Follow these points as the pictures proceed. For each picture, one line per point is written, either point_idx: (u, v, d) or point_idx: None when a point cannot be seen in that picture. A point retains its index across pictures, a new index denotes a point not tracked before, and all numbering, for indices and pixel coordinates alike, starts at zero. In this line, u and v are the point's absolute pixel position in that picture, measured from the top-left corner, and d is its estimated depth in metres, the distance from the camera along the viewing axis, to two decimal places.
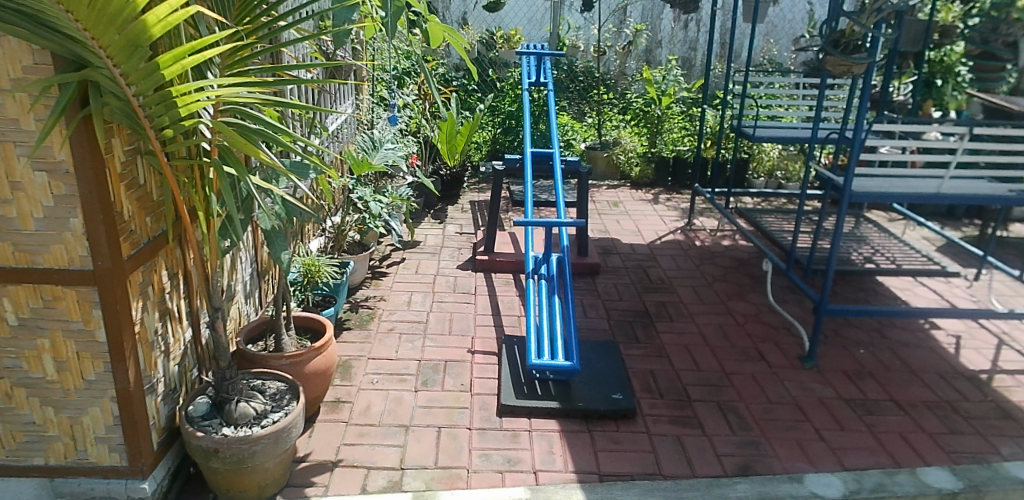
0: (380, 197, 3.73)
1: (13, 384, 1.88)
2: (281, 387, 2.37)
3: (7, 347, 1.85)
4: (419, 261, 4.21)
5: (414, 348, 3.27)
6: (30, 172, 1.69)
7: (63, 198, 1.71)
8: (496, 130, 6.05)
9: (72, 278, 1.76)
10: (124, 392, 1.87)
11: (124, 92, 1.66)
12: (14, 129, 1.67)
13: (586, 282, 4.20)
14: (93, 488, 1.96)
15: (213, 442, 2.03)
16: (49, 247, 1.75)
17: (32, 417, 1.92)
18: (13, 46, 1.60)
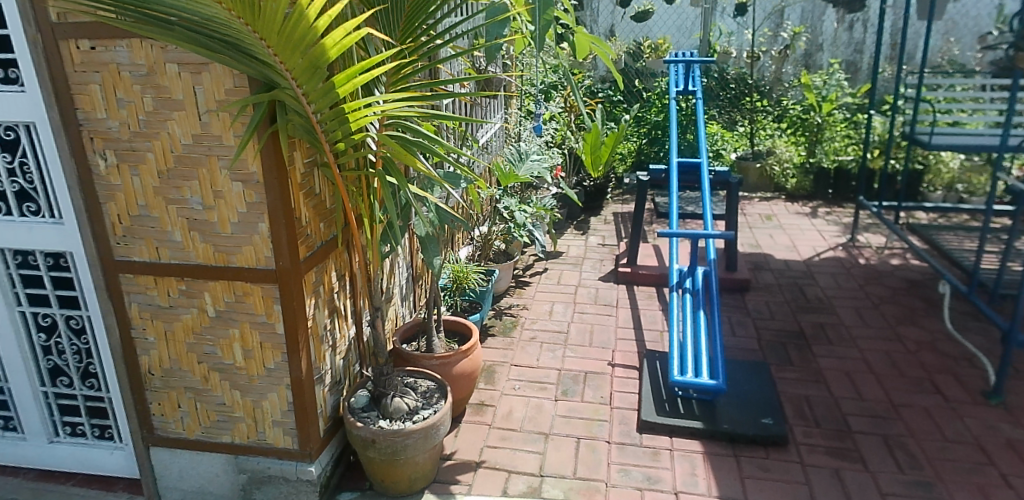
0: (525, 207, 3.81)
1: (209, 368, 2.10)
2: (430, 386, 2.50)
3: (206, 334, 2.06)
4: (561, 271, 4.24)
5: (555, 357, 3.29)
6: (229, 182, 1.90)
7: (254, 204, 1.92)
8: (641, 141, 5.96)
9: (259, 276, 1.98)
10: (297, 380, 2.07)
11: (305, 111, 1.84)
12: (218, 144, 1.86)
13: (734, 298, 4.02)
14: (269, 467, 2.16)
15: (371, 432, 2.19)
16: (241, 248, 1.96)
17: (223, 398, 2.13)
18: (218, 70, 1.79)
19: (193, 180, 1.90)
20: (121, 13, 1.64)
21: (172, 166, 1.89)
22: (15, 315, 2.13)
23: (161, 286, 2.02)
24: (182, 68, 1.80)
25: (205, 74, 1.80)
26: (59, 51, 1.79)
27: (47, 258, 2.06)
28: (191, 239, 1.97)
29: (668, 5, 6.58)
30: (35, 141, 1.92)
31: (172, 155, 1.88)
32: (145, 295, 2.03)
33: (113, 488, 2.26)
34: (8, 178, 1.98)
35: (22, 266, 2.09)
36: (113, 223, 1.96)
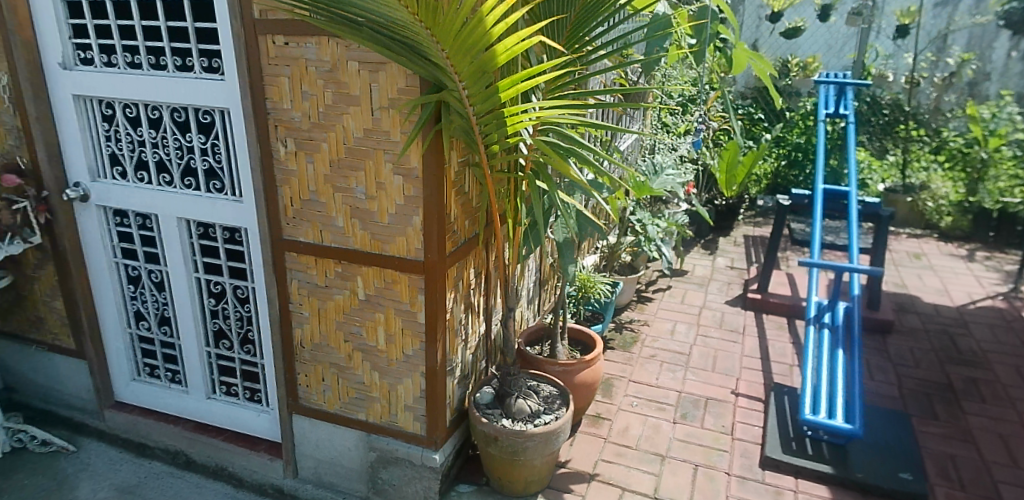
0: (657, 221, 3.76)
1: (354, 347, 2.23)
2: (552, 391, 2.51)
3: (354, 315, 2.19)
4: (685, 290, 4.14)
5: (676, 378, 3.22)
6: (392, 175, 2.01)
7: (411, 198, 2.02)
8: (780, 162, 5.69)
9: (408, 267, 2.07)
10: (431, 369, 2.16)
11: (467, 112, 1.91)
12: (386, 139, 1.98)
13: (874, 339, 3.74)
14: (397, 448, 2.26)
15: (494, 429, 2.24)
16: (395, 238, 2.07)
17: (363, 378, 2.25)
18: (394, 70, 1.90)
19: (359, 171, 2.03)
20: (316, 11, 1.77)
21: (342, 157, 2.03)
22: (192, 281, 2.34)
23: (320, 267, 2.17)
24: (362, 66, 1.92)
25: (381, 73, 1.91)
26: (258, 45, 1.95)
27: (225, 231, 2.26)
28: (351, 225, 2.10)
29: (822, 22, 6.22)
30: (227, 125, 2.11)
31: (344, 146, 2.02)
32: (305, 273, 2.19)
33: (255, 447, 2.40)
34: (201, 156, 2.18)
35: (202, 237, 2.30)
36: (285, 204, 2.12)
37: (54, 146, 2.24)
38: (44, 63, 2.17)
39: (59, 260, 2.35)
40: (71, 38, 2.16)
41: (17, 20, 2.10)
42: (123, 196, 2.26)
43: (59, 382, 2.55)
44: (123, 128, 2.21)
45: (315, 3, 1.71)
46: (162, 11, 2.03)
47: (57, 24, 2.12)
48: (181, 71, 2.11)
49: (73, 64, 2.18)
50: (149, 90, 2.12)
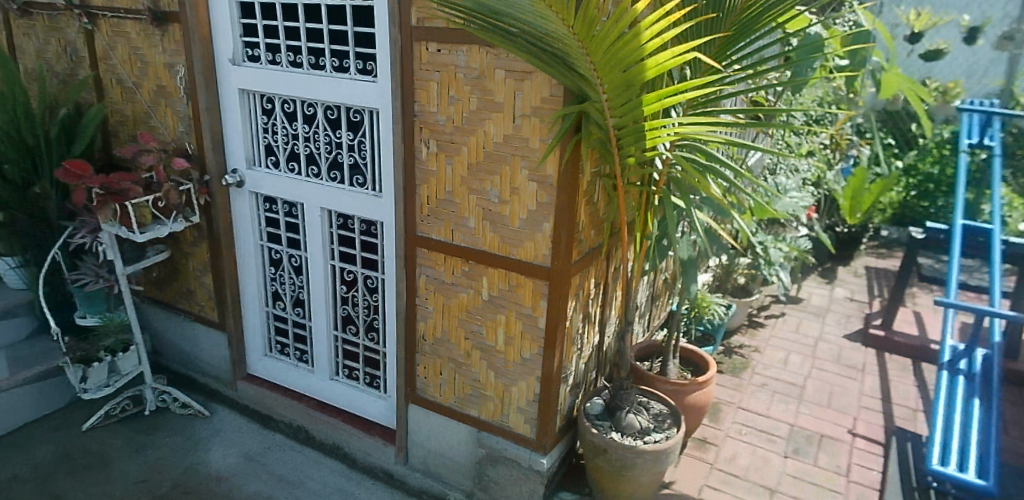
0: (780, 245, 3.65)
1: (473, 346, 2.27)
2: (662, 410, 2.48)
3: (476, 314, 2.24)
4: (800, 319, 3.96)
5: (787, 410, 3.09)
6: (527, 181, 2.04)
7: (543, 205, 2.04)
8: (909, 193, 5.34)
9: (534, 272, 2.10)
10: (547, 374, 2.17)
11: (606, 123, 1.90)
12: (524, 147, 2.01)
13: (1011, 392, 3.44)
14: (505, 449, 2.29)
15: (604, 442, 2.23)
16: (523, 242, 2.10)
17: (478, 376, 2.29)
18: (539, 79, 1.93)
19: (495, 174, 2.07)
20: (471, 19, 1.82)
21: (480, 161, 2.08)
22: (327, 268, 2.48)
23: (448, 264, 2.23)
24: (509, 74, 1.96)
25: (527, 82, 1.95)
26: (412, 51, 2.05)
27: (362, 224, 2.38)
28: (482, 227, 2.14)
29: (967, 45, 5.75)
30: (375, 125, 2.23)
31: (482, 151, 2.07)
32: (433, 269, 2.26)
33: (370, 431, 2.50)
34: (347, 151, 2.31)
35: (340, 227, 2.43)
36: (421, 202, 2.20)
37: (218, 134, 2.44)
38: (217, 58, 2.35)
39: (214, 240, 2.56)
40: (241, 36, 2.32)
41: (197, 18, 2.28)
42: (274, 186, 2.43)
43: (201, 350, 2.76)
44: (280, 121, 2.37)
45: (470, 14, 1.77)
46: (325, 15, 2.16)
47: (231, 22, 2.29)
48: (337, 72, 2.24)
49: (241, 60, 2.35)
50: (306, 88, 2.25)
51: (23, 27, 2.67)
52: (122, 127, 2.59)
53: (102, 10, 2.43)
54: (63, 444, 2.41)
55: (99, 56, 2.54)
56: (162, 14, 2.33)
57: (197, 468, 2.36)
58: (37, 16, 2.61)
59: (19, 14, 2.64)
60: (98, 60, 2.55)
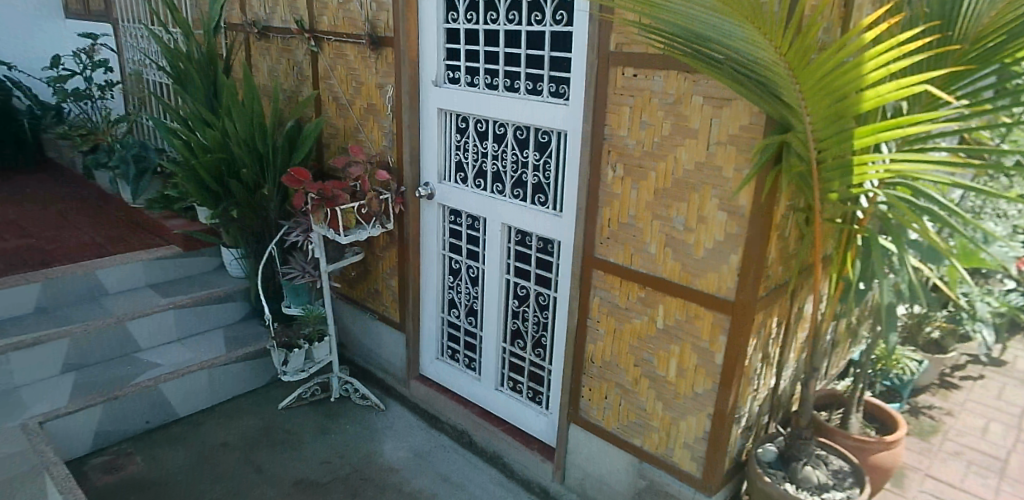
0: (987, 299, 3.24)
1: (642, 374, 2.18)
2: (844, 467, 2.26)
3: (648, 342, 2.14)
4: (1004, 384, 3.49)
5: (987, 486, 2.72)
6: (716, 210, 1.93)
7: (732, 236, 1.92)
8: None
9: (716, 304, 1.97)
10: (720, 412, 2.02)
11: (809, 155, 1.75)
12: (716, 175, 1.91)
13: None
14: (669, 484, 2.18)
15: (777, 492, 2.09)
16: (706, 272, 1.98)
17: (645, 405, 2.19)
18: (740, 107, 1.83)
19: (683, 201, 1.99)
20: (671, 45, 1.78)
21: (668, 187, 2.01)
22: (502, 282, 2.55)
23: (624, 288, 2.16)
24: (707, 101, 1.88)
25: (726, 109, 1.85)
26: (608, 76, 2.04)
27: (539, 241, 2.41)
28: (663, 254, 2.06)
29: None
30: (562, 146, 2.25)
31: (671, 178, 2.00)
32: (609, 292, 2.20)
33: (529, 445, 2.53)
34: (533, 171, 2.36)
35: (518, 243, 2.49)
36: (603, 224, 2.17)
37: (416, 150, 2.63)
38: (422, 80, 2.55)
39: (402, 247, 2.76)
40: (444, 60, 2.50)
41: (408, 42, 2.49)
42: (462, 200, 2.58)
43: (382, 348, 2.99)
44: (472, 140, 2.50)
45: (671, 38, 1.72)
46: (525, 40, 2.24)
47: (437, 47, 2.48)
48: (530, 94, 2.30)
49: (443, 82, 2.52)
50: (500, 109, 2.36)
51: (260, 49, 3.07)
52: (333, 139, 2.88)
53: (328, 35, 2.74)
54: (262, 419, 2.70)
55: (320, 75, 2.85)
56: (378, 38, 2.57)
57: (372, 458, 2.53)
58: (272, 39, 2.99)
59: (258, 38, 3.05)
60: (319, 79, 2.86)
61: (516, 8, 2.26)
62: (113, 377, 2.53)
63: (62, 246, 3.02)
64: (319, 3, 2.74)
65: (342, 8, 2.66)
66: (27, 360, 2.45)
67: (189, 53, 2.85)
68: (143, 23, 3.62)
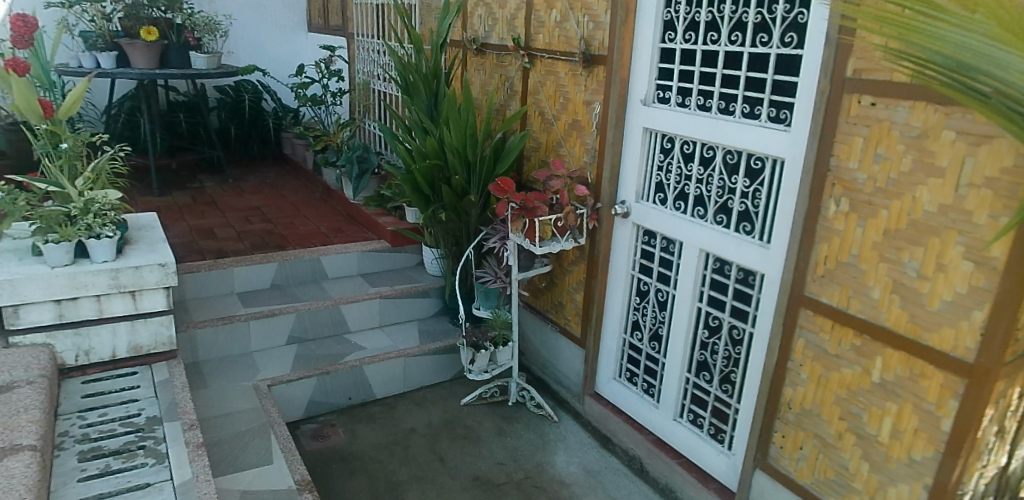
0: None
1: (848, 428, 1.96)
2: None
3: (859, 395, 1.92)
4: None
5: None
6: (960, 259, 1.65)
7: (979, 290, 1.62)
8: None
9: (951, 366, 1.69)
10: (941, 485, 1.74)
11: None
12: (963, 220, 1.63)
13: None
14: None
15: None
16: (940, 327, 1.71)
17: (848, 463, 1.97)
18: (1003, 146, 1.54)
19: (919, 245, 1.73)
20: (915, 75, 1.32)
21: (903, 228, 1.76)
22: (693, 310, 2.43)
23: (836, 333, 1.96)
24: (961, 137, 1.62)
25: (984, 147, 1.58)
26: (841, 102, 1.84)
27: (739, 272, 2.26)
28: (888, 301, 1.82)
29: None
30: (778, 175, 2.09)
31: (907, 218, 1.75)
32: (817, 335, 2.01)
33: (706, 483, 2.40)
34: (739, 198, 2.23)
35: (715, 272, 2.35)
36: (818, 261, 1.97)
37: (616, 168, 2.62)
38: (630, 99, 2.53)
39: (592, 262, 2.77)
40: (655, 79, 2.45)
41: (621, 61, 2.50)
42: (657, 221, 2.50)
43: (561, 361, 3.03)
44: (676, 161, 2.42)
45: (926, 66, 1.26)
46: (747, 62, 2.14)
47: (651, 66, 2.44)
48: (746, 117, 2.18)
49: (651, 101, 2.48)
50: (712, 131, 2.26)
51: (477, 64, 3.35)
52: (534, 153, 3.00)
53: (541, 52, 2.86)
54: (445, 412, 2.86)
55: (530, 90, 2.99)
56: (591, 56, 2.61)
57: (545, 467, 2.57)
58: (488, 55, 3.24)
59: (476, 54, 3.33)
60: (528, 94, 3.00)
61: (740, 29, 2.15)
62: (325, 355, 2.84)
63: (294, 232, 3.47)
64: (537, 22, 2.87)
65: (558, 27, 2.76)
66: (262, 329, 2.82)
67: (418, 65, 3.14)
68: (376, 38, 4.03)
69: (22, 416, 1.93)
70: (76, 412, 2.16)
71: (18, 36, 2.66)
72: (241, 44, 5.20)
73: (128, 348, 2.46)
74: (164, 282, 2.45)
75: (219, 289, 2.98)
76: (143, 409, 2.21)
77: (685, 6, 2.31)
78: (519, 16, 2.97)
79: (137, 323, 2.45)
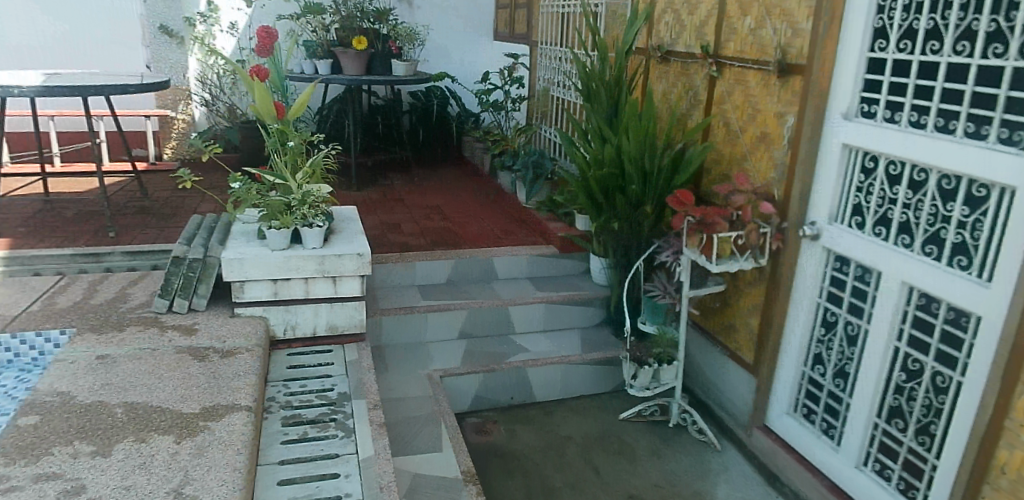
0: None
1: None
2: None
3: None
4: None
5: None
6: None
7: None
8: None
9: None
10: None
11: None
12: None
13: None
14: None
15: None
16: None
17: None
18: None
19: None
20: None
21: None
22: (889, 348, 2.19)
23: None
24: None
25: None
26: None
27: (949, 311, 1.99)
28: None
29: None
30: (1009, 205, 1.80)
31: None
32: None
33: None
34: (956, 229, 1.96)
35: (919, 308, 2.10)
36: None
37: (807, 187, 2.43)
38: (829, 112, 2.32)
39: (771, 285, 2.59)
40: (861, 91, 2.23)
41: (822, 71, 2.30)
42: (852, 247, 2.28)
43: (728, 387, 2.88)
44: (880, 183, 2.19)
45: None
46: (974, 75, 1.87)
47: (855, 77, 2.22)
48: (969, 138, 1.90)
49: (854, 115, 2.25)
50: (926, 151, 2.01)
51: (661, 72, 3.29)
52: (716, 165, 2.89)
53: (731, 60, 2.73)
54: (603, 424, 2.86)
55: (715, 100, 2.87)
56: (787, 65, 2.43)
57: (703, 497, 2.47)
58: (673, 62, 3.17)
59: (660, 61, 3.27)
60: (713, 104, 2.89)
61: (969, 38, 1.90)
62: (492, 353, 2.96)
63: (470, 231, 3.66)
64: (729, 29, 2.75)
65: (752, 34, 2.62)
66: (437, 322, 3.01)
67: (602, 73, 3.16)
68: (559, 47, 4.12)
69: (241, 379, 2.23)
70: (281, 381, 2.45)
71: (261, 45, 3.08)
72: (435, 52, 5.57)
73: (325, 328, 2.74)
74: (360, 270, 2.70)
75: (403, 281, 3.22)
76: (335, 384, 2.45)
77: (902, 12, 2.08)
78: (710, 23, 2.87)
79: (334, 306, 2.73)
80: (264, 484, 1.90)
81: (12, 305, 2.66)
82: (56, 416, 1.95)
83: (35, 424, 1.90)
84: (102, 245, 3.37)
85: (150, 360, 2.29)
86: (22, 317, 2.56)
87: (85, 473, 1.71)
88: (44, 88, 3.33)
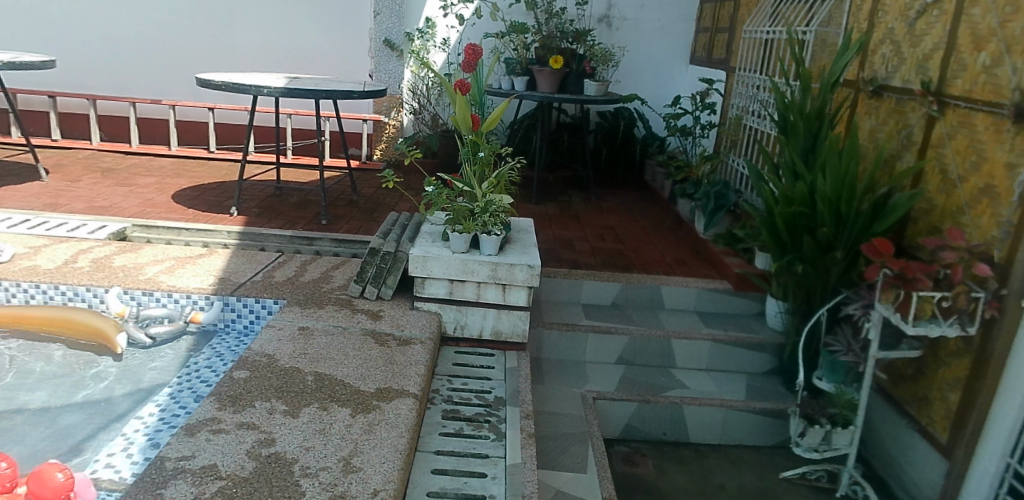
0: None
1: None
2: None
3: None
4: None
5: None
6: None
7: None
8: None
9: None
10: None
11: None
12: None
13: None
14: None
15: None
16: None
17: None
18: None
19: None
20: None
21: None
22: None
23: None
24: None
25: None
26: None
27: None
28: None
29: None
30: None
31: None
32: None
33: None
34: None
35: None
36: None
37: None
38: None
39: (980, 358, 2.26)
40: None
41: None
42: None
43: (913, 466, 2.57)
44: None
45: None
46: None
47: None
48: None
49: None
50: None
51: (870, 107, 3.02)
52: (926, 216, 2.60)
53: (957, 100, 2.44)
54: (761, 479, 2.69)
55: (933, 142, 2.58)
56: None
57: None
58: (886, 98, 2.90)
59: (871, 96, 3.01)
60: (929, 146, 2.60)
61: None
62: (649, 383, 2.92)
63: (642, 257, 3.63)
64: (958, 65, 2.47)
65: (987, 72, 2.32)
66: (598, 343, 3.04)
67: (802, 104, 2.96)
68: (759, 74, 3.95)
69: (412, 368, 2.43)
70: (446, 376, 2.64)
71: (467, 61, 3.31)
72: (629, 74, 5.60)
73: (491, 332, 2.89)
74: (529, 281, 2.80)
75: (569, 297, 3.30)
76: (494, 387, 2.58)
77: None
78: (936, 57, 2.59)
79: (502, 313, 2.86)
80: (419, 470, 2.07)
81: (243, 273, 3.14)
82: (261, 374, 2.28)
83: (245, 378, 2.24)
84: (315, 231, 3.85)
85: (339, 337, 2.58)
86: (247, 284, 3.01)
87: (277, 429, 1.99)
88: (288, 90, 3.89)
